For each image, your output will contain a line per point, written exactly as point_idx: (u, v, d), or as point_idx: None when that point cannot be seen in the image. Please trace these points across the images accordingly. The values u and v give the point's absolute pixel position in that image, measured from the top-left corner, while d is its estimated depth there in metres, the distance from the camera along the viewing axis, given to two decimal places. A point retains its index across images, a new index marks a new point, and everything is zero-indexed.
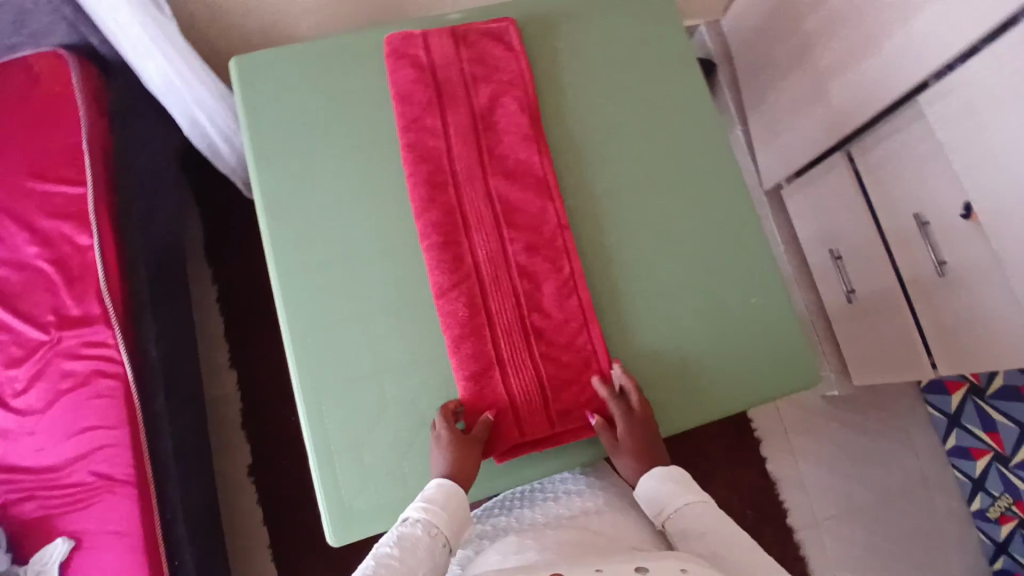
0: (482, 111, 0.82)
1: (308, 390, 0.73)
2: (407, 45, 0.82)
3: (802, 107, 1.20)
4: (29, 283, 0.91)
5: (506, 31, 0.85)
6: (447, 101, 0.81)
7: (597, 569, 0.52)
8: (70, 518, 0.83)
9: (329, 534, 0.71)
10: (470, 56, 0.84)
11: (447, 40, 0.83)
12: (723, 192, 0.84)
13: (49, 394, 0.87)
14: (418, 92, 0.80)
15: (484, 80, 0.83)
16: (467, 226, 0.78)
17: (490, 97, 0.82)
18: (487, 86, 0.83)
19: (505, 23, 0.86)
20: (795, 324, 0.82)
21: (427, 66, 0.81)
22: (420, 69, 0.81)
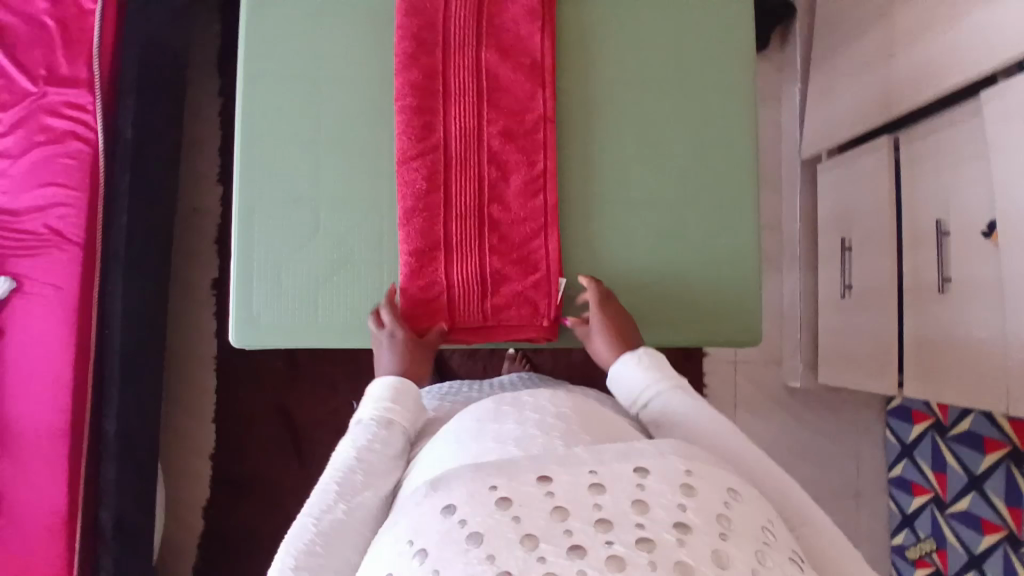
0: None
1: (241, 203, 0.72)
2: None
3: (865, 78, 1.10)
4: (26, 33, 0.92)
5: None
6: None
7: (590, 471, 0.40)
8: (17, 262, 0.90)
9: (234, 338, 0.72)
10: None
11: None
12: (728, 123, 0.77)
13: (24, 144, 0.91)
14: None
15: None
16: (445, 96, 0.71)
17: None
18: None
19: None
20: (754, 275, 0.76)
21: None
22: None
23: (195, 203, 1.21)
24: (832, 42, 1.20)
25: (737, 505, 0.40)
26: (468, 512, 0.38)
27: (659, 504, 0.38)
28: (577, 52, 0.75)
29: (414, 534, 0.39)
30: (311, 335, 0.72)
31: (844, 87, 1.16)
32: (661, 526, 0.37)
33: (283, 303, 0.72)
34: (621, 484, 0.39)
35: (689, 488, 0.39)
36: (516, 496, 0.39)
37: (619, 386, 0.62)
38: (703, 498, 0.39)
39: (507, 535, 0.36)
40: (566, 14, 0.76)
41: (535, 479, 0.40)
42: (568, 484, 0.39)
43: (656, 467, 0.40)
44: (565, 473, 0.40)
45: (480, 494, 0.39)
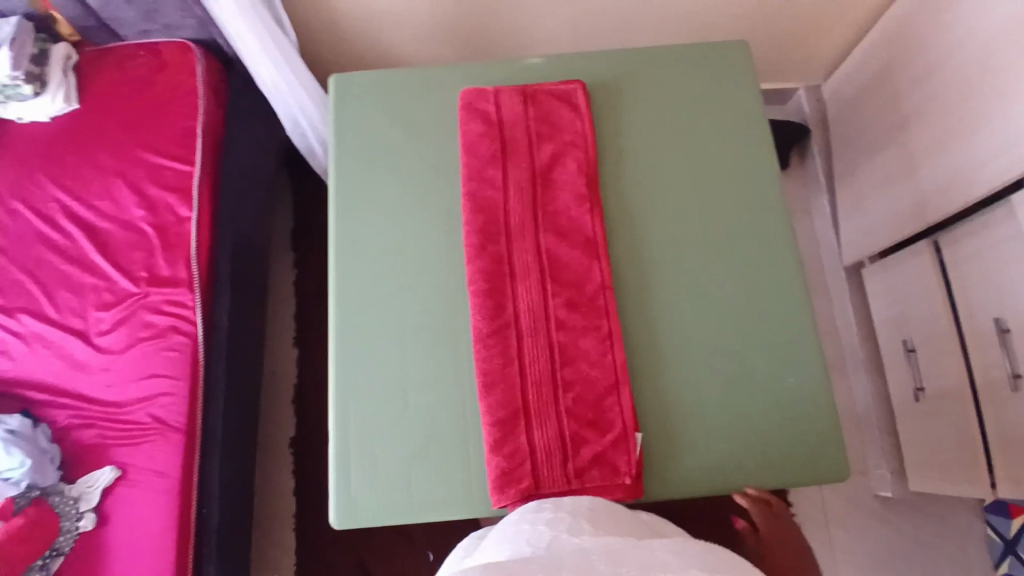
0: (543, 167, 0.82)
1: (337, 385, 0.79)
2: (479, 99, 0.85)
3: (891, 184, 1.15)
4: (131, 241, 1.05)
5: (574, 93, 0.86)
6: (511, 154, 0.83)
7: None
8: (123, 451, 0.96)
9: (335, 521, 0.75)
10: (537, 115, 0.84)
11: (516, 98, 0.84)
12: (773, 263, 0.81)
13: (127, 339, 1.00)
14: (484, 144, 0.82)
15: (548, 138, 0.83)
16: (511, 276, 0.78)
17: (553, 155, 0.83)
18: (550, 144, 0.83)
19: (574, 85, 0.86)
20: (829, 408, 0.77)
21: (496, 120, 0.83)
22: (489, 122, 0.83)
23: (273, 367, 1.29)
24: (852, 156, 1.27)
25: None
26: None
27: None
28: (621, 212, 0.83)
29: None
30: (412, 507, 0.75)
31: (873, 195, 1.21)
32: None
33: (381, 479, 0.76)
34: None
35: None
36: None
37: None
38: None
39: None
40: (605, 181, 0.85)
41: None
42: None
43: None
44: None
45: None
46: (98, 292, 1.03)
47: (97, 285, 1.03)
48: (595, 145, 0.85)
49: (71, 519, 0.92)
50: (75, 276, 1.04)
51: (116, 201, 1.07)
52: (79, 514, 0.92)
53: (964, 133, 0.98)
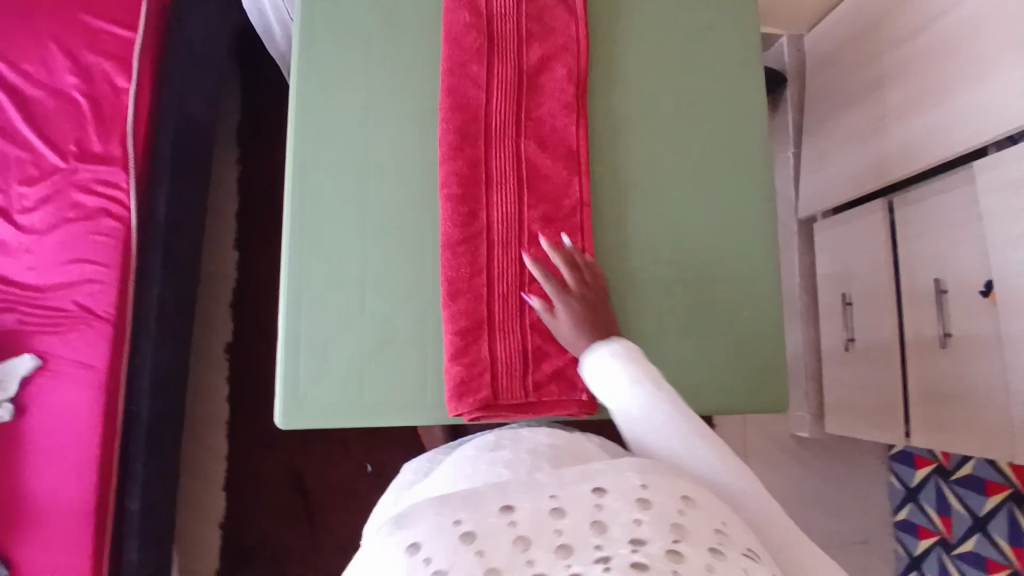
0: (530, 70, 0.78)
1: (290, 282, 0.74)
2: None
3: (857, 142, 1.17)
4: (60, 110, 0.93)
5: None
6: (498, 52, 0.77)
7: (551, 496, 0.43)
8: (44, 339, 0.88)
9: (279, 420, 0.72)
10: (530, 12, 0.78)
11: None
12: (746, 200, 0.81)
13: (53, 220, 0.91)
14: (469, 38, 0.76)
15: (539, 39, 0.78)
16: (487, 184, 0.75)
17: (542, 58, 0.78)
18: (541, 46, 0.78)
19: None
20: (779, 345, 0.80)
21: (485, 13, 0.77)
22: (476, 14, 0.77)
23: (213, 268, 1.21)
24: (824, 111, 1.27)
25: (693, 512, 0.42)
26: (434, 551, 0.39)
27: (617, 521, 0.41)
28: (606, 133, 0.81)
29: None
30: (364, 409, 0.73)
31: (837, 152, 1.23)
32: (618, 543, 0.39)
33: (329, 381, 0.73)
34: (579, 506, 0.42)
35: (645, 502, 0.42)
36: (481, 529, 0.40)
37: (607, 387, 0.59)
38: (658, 508, 0.41)
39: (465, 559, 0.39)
40: (595, 99, 0.81)
41: (498, 508, 0.42)
42: (529, 511, 0.42)
43: (615, 487, 0.43)
44: (527, 500, 0.42)
45: (446, 527, 0.40)
46: (21, 165, 0.92)
47: (19, 157, 0.92)
48: (587, 50, 0.81)
49: None
50: None
51: (45, 63, 0.94)
52: None
53: (939, 97, 0.99)
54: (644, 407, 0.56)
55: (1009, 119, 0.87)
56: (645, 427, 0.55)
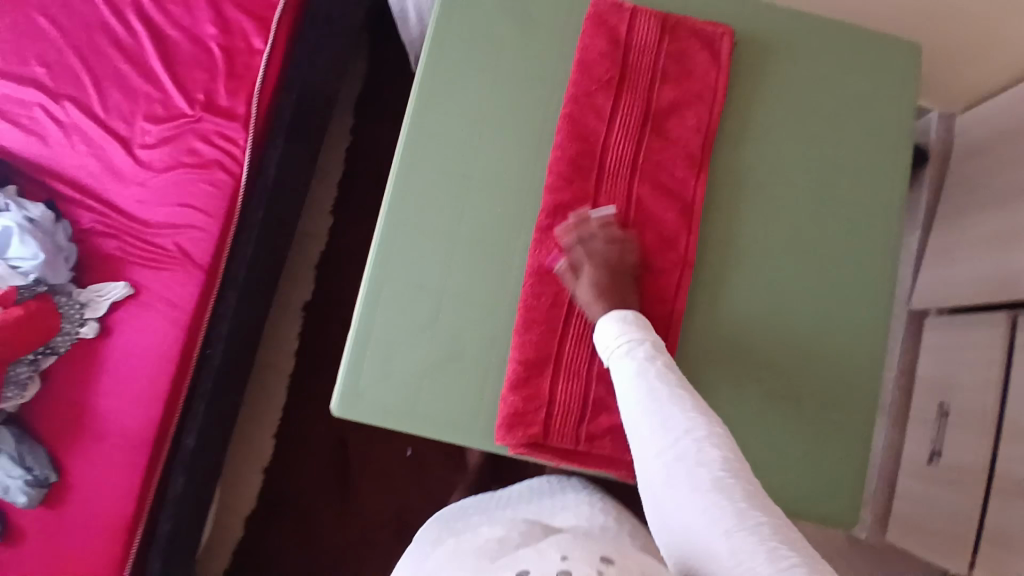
0: (659, 112, 0.74)
1: (372, 277, 0.74)
2: (611, 13, 0.76)
3: (992, 246, 1.06)
4: (195, 59, 0.98)
5: (720, 38, 0.76)
6: (628, 85, 0.74)
7: None
8: (141, 271, 0.94)
9: (335, 408, 0.73)
10: (670, 52, 0.75)
11: (653, 24, 0.75)
12: (859, 295, 0.75)
13: (171, 160, 0.96)
14: (601, 69, 0.74)
15: (675, 82, 0.75)
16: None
17: (673, 102, 0.75)
18: (674, 89, 0.75)
19: (723, 30, 0.76)
20: (862, 458, 0.74)
21: (623, 47, 0.75)
22: (615, 43, 0.75)
23: (306, 227, 1.25)
24: (962, 201, 1.16)
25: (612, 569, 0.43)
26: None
27: None
28: (724, 192, 0.76)
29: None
30: (418, 419, 0.73)
31: (968, 249, 1.12)
32: None
33: (391, 382, 0.73)
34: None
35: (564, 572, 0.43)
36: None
37: (604, 336, 0.63)
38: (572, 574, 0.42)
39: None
40: (718, 156, 0.77)
41: None
42: None
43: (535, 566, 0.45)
44: None
45: None
46: (150, 102, 0.97)
47: (149, 94, 0.97)
48: (723, 102, 0.76)
49: (72, 323, 0.91)
50: (129, 78, 0.98)
51: (191, 12, 0.99)
52: (82, 321, 0.92)
53: None
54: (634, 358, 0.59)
55: None
56: (627, 376, 0.58)
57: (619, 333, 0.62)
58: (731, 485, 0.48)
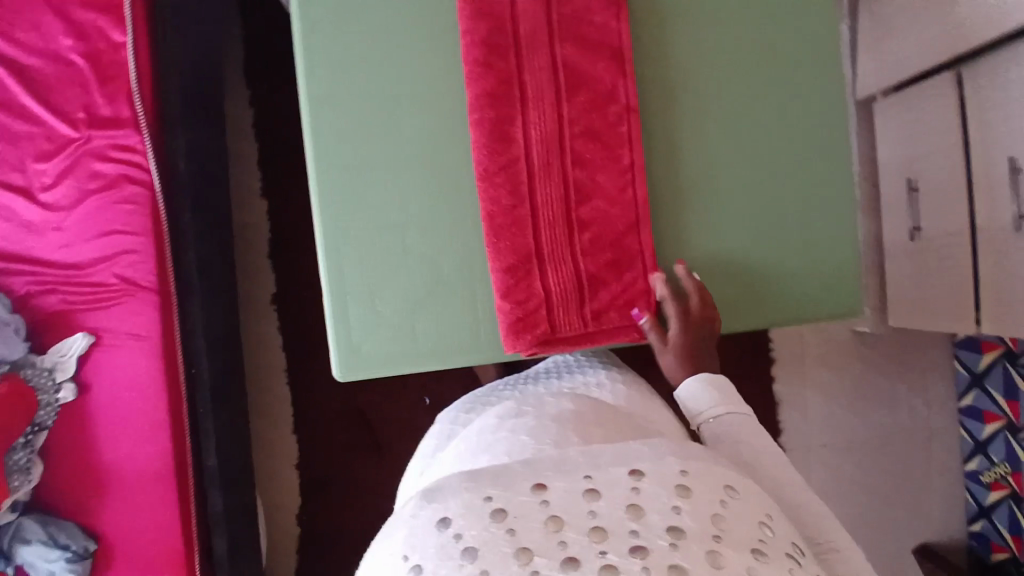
0: None
1: (327, 234, 0.71)
2: None
3: (924, 8, 1.04)
4: (61, 77, 0.89)
5: None
6: None
7: (585, 473, 0.42)
8: (93, 315, 0.89)
9: (339, 373, 0.72)
10: None
11: None
12: (809, 92, 0.74)
13: (76, 193, 0.89)
14: None
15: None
16: (522, 100, 0.68)
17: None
18: None
19: None
20: (852, 249, 0.75)
21: None
22: None
23: (247, 220, 1.19)
24: None
25: (732, 501, 0.42)
26: (464, 526, 0.40)
27: (654, 508, 0.40)
28: (652, 32, 0.72)
29: (410, 548, 0.41)
30: (422, 355, 0.71)
31: (900, 20, 1.09)
32: (655, 534, 0.38)
33: (383, 330, 0.71)
34: (615, 489, 0.40)
35: (684, 491, 0.41)
36: (511, 506, 0.40)
37: (684, 401, 0.63)
38: (696, 500, 0.40)
39: (502, 551, 0.38)
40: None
41: (531, 488, 0.41)
42: (562, 490, 0.40)
43: (652, 472, 0.42)
44: (560, 480, 0.41)
45: (474, 505, 0.40)
46: (33, 140, 0.89)
47: (29, 132, 0.89)
48: None
49: (49, 391, 0.87)
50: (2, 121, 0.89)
51: (35, 27, 0.88)
52: (57, 386, 0.87)
53: None
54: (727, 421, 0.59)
55: None
56: (724, 438, 0.57)
57: (708, 401, 0.61)
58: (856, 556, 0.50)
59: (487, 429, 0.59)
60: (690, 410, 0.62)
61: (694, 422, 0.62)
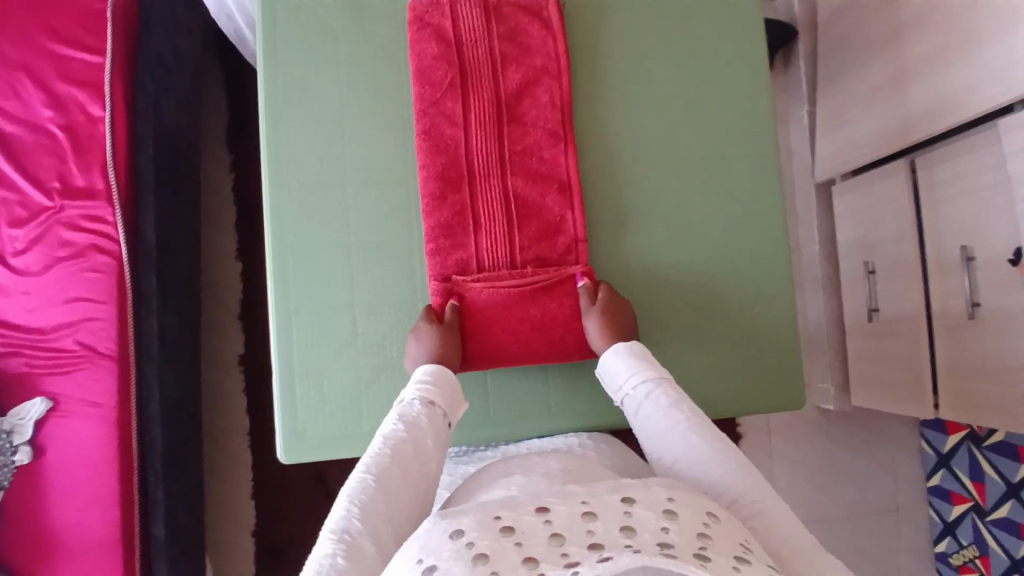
0: (509, 98, 0.74)
1: (279, 316, 0.72)
2: (431, 11, 0.73)
3: (875, 98, 1.09)
4: (38, 146, 0.92)
5: (545, 6, 0.76)
6: (471, 83, 0.73)
7: (582, 500, 0.44)
8: (52, 381, 0.89)
9: (283, 455, 0.72)
10: (501, 31, 0.75)
11: (476, 11, 0.74)
12: (749, 186, 0.78)
13: (45, 259, 0.90)
14: (439, 71, 0.72)
15: (515, 61, 0.74)
16: (475, 229, 0.72)
17: (521, 84, 0.74)
18: (517, 70, 0.74)
19: None
20: (795, 340, 0.77)
21: (452, 39, 0.73)
22: (444, 44, 0.73)
23: (216, 281, 1.21)
24: (836, 66, 1.19)
25: (716, 527, 0.43)
26: (476, 536, 0.41)
27: (645, 528, 0.41)
28: (596, 128, 0.77)
29: (424, 554, 0.42)
30: (365, 437, 0.72)
31: (854, 110, 1.15)
32: (646, 546, 0.40)
33: (327, 413, 0.72)
34: (610, 513, 0.43)
35: (672, 513, 0.43)
36: (518, 525, 0.42)
37: (610, 373, 0.66)
38: (683, 521, 0.42)
39: (510, 557, 0.40)
40: (582, 95, 0.77)
41: (534, 509, 0.43)
42: (564, 515, 0.43)
43: (643, 498, 0.44)
44: (561, 504, 0.44)
45: (486, 521, 0.43)
46: (8, 206, 0.91)
47: (5, 198, 0.91)
48: (569, 68, 0.76)
49: (5, 453, 0.86)
50: None
51: (19, 95, 0.92)
52: (14, 448, 0.87)
53: (957, 48, 0.91)
54: (640, 393, 0.61)
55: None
56: (651, 418, 0.59)
57: (627, 370, 0.64)
58: (766, 505, 0.51)
59: (475, 487, 0.62)
60: (615, 382, 0.65)
61: (617, 392, 0.64)
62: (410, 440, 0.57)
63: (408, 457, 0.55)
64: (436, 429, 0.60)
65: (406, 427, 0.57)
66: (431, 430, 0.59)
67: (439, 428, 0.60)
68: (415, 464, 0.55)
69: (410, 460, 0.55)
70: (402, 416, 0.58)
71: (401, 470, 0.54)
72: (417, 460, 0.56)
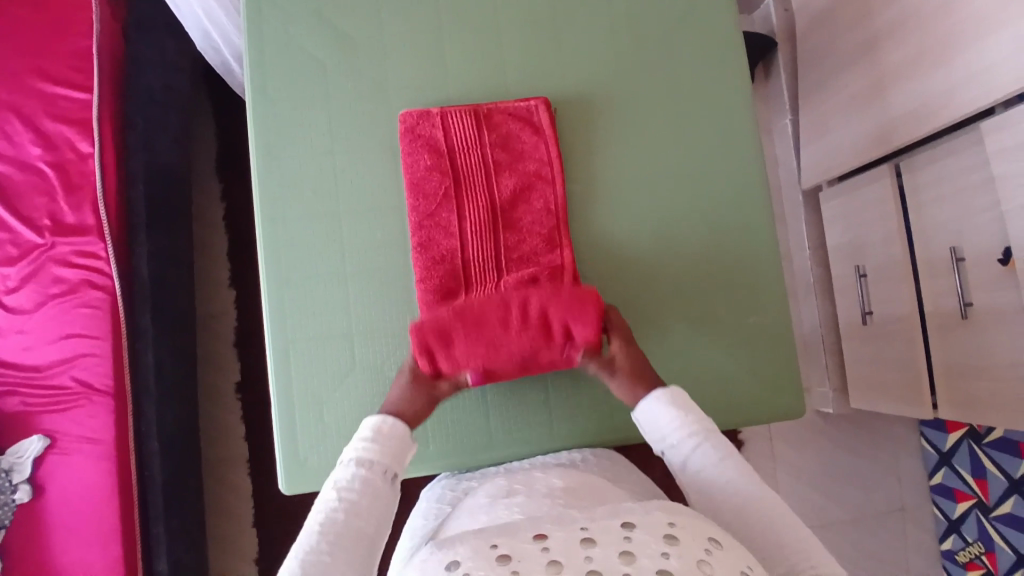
0: (503, 204, 0.74)
1: (277, 346, 0.72)
2: (421, 121, 0.74)
3: (856, 106, 1.10)
4: (29, 184, 0.92)
5: (535, 112, 0.76)
6: (464, 190, 0.74)
7: (581, 527, 0.44)
8: (49, 418, 0.88)
9: (284, 485, 0.72)
10: (492, 139, 0.75)
11: (467, 120, 0.75)
12: (736, 197, 0.78)
13: (39, 297, 0.90)
14: (431, 181, 0.73)
15: (507, 169, 0.75)
16: None
17: (515, 190, 0.75)
18: (510, 176, 0.75)
19: (537, 101, 0.76)
20: (789, 348, 0.78)
21: (443, 150, 0.74)
22: (434, 152, 0.73)
23: (211, 310, 1.20)
24: (818, 75, 1.21)
25: (718, 554, 0.42)
26: (472, 565, 0.41)
27: (644, 553, 0.40)
28: (583, 147, 0.78)
29: None
30: None
31: (836, 118, 1.17)
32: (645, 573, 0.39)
33: (328, 440, 0.72)
34: (610, 537, 0.42)
35: (672, 538, 0.42)
36: (515, 552, 0.41)
37: (647, 422, 0.62)
38: (683, 546, 0.41)
39: None
40: (568, 115, 0.78)
41: (533, 536, 0.43)
42: (562, 540, 0.42)
43: (643, 523, 0.43)
44: (559, 531, 0.43)
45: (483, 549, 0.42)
46: None
47: None
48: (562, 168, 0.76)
49: (6, 492, 0.86)
50: None
51: (7, 136, 0.93)
52: (14, 487, 0.86)
53: (934, 55, 0.92)
54: (685, 445, 0.58)
55: (1002, 85, 0.82)
56: (709, 477, 0.56)
57: (672, 421, 0.60)
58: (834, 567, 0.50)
59: (478, 510, 0.62)
60: (656, 434, 0.61)
61: (659, 443, 0.60)
62: (342, 511, 0.54)
63: (338, 533, 0.53)
64: (375, 490, 0.56)
65: (339, 496, 0.55)
66: (368, 495, 0.56)
67: (380, 489, 0.56)
68: (348, 537, 0.53)
69: (341, 534, 0.53)
70: (334, 484, 0.55)
71: (331, 547, 0.52)
72: (349, 531, 0.53)
